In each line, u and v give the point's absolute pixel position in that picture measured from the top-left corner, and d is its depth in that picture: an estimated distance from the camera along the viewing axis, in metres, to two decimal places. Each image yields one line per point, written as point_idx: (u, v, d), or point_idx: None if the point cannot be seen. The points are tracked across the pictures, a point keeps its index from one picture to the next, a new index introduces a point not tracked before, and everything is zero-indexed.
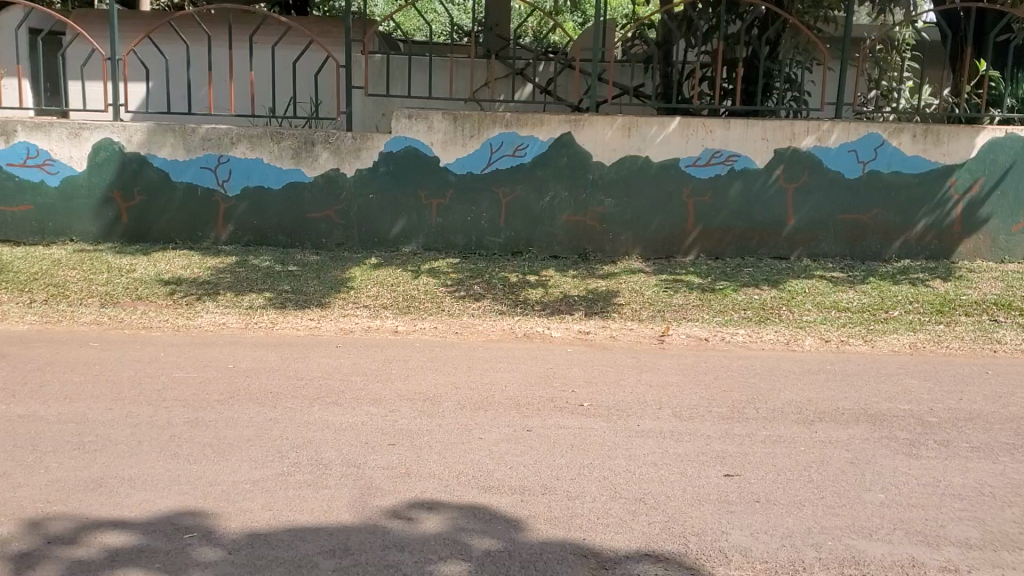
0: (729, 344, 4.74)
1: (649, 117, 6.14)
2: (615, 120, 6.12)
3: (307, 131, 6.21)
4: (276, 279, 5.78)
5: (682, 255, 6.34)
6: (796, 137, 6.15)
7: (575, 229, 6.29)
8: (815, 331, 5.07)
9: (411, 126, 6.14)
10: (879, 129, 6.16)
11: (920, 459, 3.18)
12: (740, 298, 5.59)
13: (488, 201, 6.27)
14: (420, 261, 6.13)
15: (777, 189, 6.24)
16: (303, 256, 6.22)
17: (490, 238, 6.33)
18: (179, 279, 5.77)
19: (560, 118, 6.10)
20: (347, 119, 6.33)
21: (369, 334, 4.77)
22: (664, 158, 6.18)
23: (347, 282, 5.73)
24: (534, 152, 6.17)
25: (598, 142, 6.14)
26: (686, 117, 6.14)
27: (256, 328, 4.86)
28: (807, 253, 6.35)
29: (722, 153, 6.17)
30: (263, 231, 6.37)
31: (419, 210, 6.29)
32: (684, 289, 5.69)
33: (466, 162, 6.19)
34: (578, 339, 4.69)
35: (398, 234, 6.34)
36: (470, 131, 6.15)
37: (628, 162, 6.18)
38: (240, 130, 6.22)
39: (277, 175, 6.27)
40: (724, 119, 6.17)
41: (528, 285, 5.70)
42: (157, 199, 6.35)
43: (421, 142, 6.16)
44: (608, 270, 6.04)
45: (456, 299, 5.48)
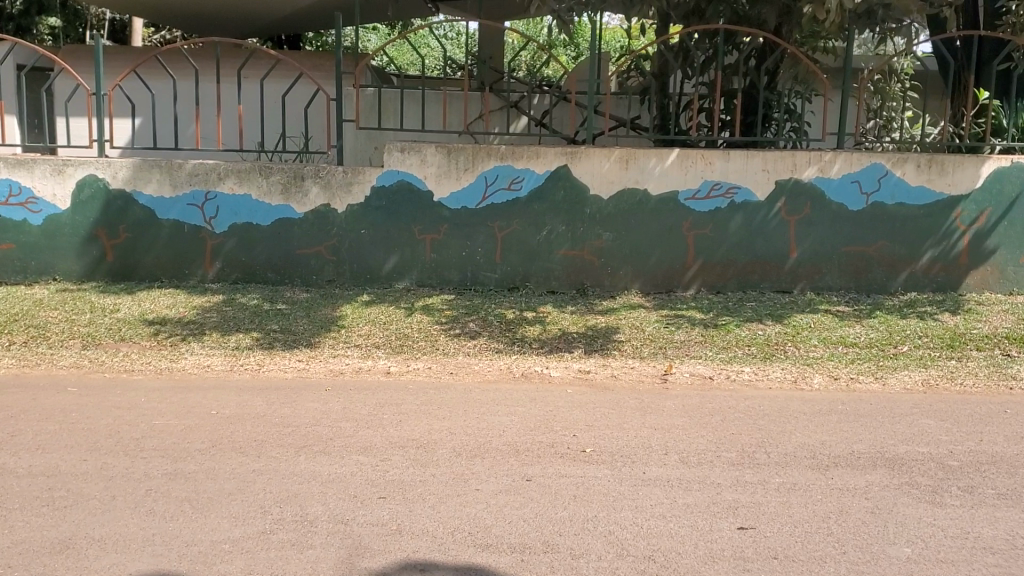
0: (735, 383, 4.55)
1: (646, 148, 6.00)
2: (612, 153, 5.98)
3: (297, 166, 6.06)
4: (265, 318, 5.59)
5: (683, 289, 6.17)
6: (798, 168, 6.01)
7: (572, 263, 6.13)
8: (823, 368, 4.89)
9: (404, 160, 5.99)
10: (882, 160, 6.03)
11: (944, 508, 2.99)
12: (744, 334, 5.41)
13: (483, 236, 6.11)
14: (414, 297, 5.96)
15: (779, 221, 6.09)
16: (293, 293, 6.04)
17: (485, 273, 6.16)
18: (164, 319, 5.59)
19: (557, 151, 5.96)
20: (338, 154, 6.19)
21: (360, 376, 4.57)
22: (663, 191, 6.03)
23: (338, 320, 5.56)
24: (530, 186, 6.02)
25: (595, 174, 6.00)
26: (684, 149, 6.00)
27: (243, 371, 4.67)
28: (810, 286, 6.19)
29: (722, 185, 6.02)
30: (252, 268, 6.20)
31: (412, 245, 6.13)
32: (685, 325, 5.52)
33: (461, 196, 6.04)
34: (578, 379, 4.50)
35: (390, 270, 6.17)
36: (464, 165, 6.00)
37: (627, 195, 6.03)
38: (228, 165, 6.07)
39: (266, 211, 6.11)
40: (723, 150, 6.03)
41: (525, 322, 5.52)
42: (143, 236, 6.18)
43: (413, 176, 6.01)
44: (607, 306, 5.87)
45: (451, 337, 5.30)
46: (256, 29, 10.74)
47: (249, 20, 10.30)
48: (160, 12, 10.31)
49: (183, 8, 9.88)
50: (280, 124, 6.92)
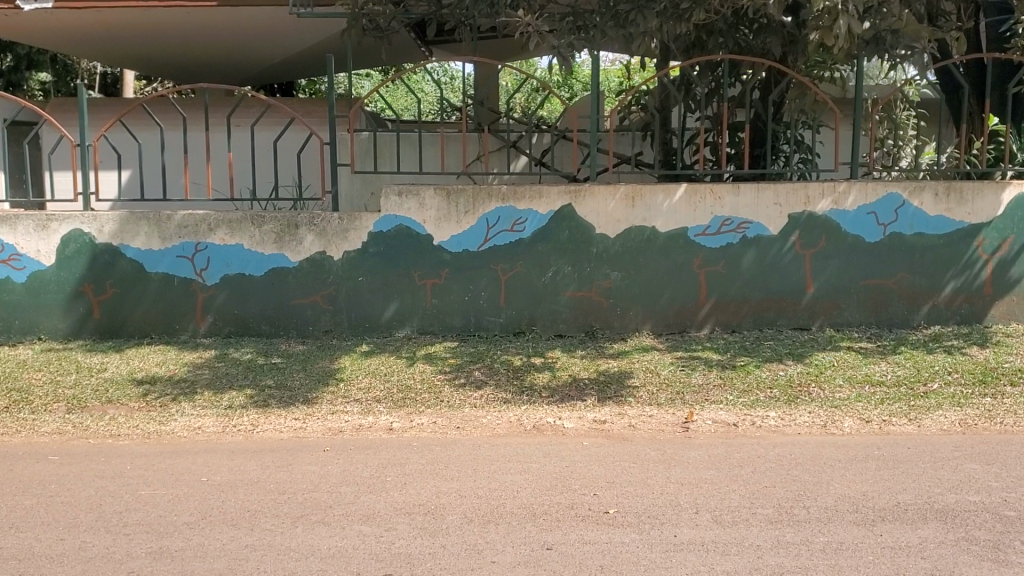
0: (760, 430, 4.26)
1: (653, 184, 5.77)
2: (618, 190, 5.75)
3: (290, 213, 5.82)
4: (260, 374, 5.32)
5: (696, 329, 5.91)
6: (812, 201, 5.78)
7: (580, 305, 5.88)
8: (852, 409, 4.61)
9: (402, 203, 5.75)
10: (899, 190, 5.80)
11: (1011, 567, 2.70)
12: (764, 375, 5.14)
13: (485, 280, 5.85)
14: (415, 346, 5.69)
15: (794, 255, 5.85)
16: (289, 346, 5.77)
17: (489, 318, 5.90)
18: (154, 377, 5.31)
19: (560, 190, 5.73)
20: (332, 199, 5.95)
21: (361, 434, 4.29)
22: (672, 228, 5.79)
23: (336, 373, 5.28)
24: (533, 226, 5.78)
25: (601, 213, 5.76)
26: (693, 184, 5.77)
27: (236, 433, 4.39)
28: (829, 323, 5.93)
29: (733, 221, 5.78)
30: (246, 320, 5.94)
31: (412, 292, 5.87)
32: (702, 367, 5.24)
33: (462, 240, 5.79)
34: (594, 431, 4.22)
35: (390, 318, 5.90)
36: (464, 208, 5.76)
37: (634, 233, 5.79)
38: (219, 215, 5.83)
39: (259, 261, 5.86)
40: (733, 184, 5.80)
41: (533, 369, 5.25)
42: (131, 291, 5.92)
43: (412, 220, 5.77)
44: (618, 349, 5.60)
45: (456, 388, 5.02)
46: (248, 77, 10.59)
47: (240, 68, 10.14)
48: (149, 63, 10.15)
49: (173, 58, 9.72)
50: (273, 172, 6.70)
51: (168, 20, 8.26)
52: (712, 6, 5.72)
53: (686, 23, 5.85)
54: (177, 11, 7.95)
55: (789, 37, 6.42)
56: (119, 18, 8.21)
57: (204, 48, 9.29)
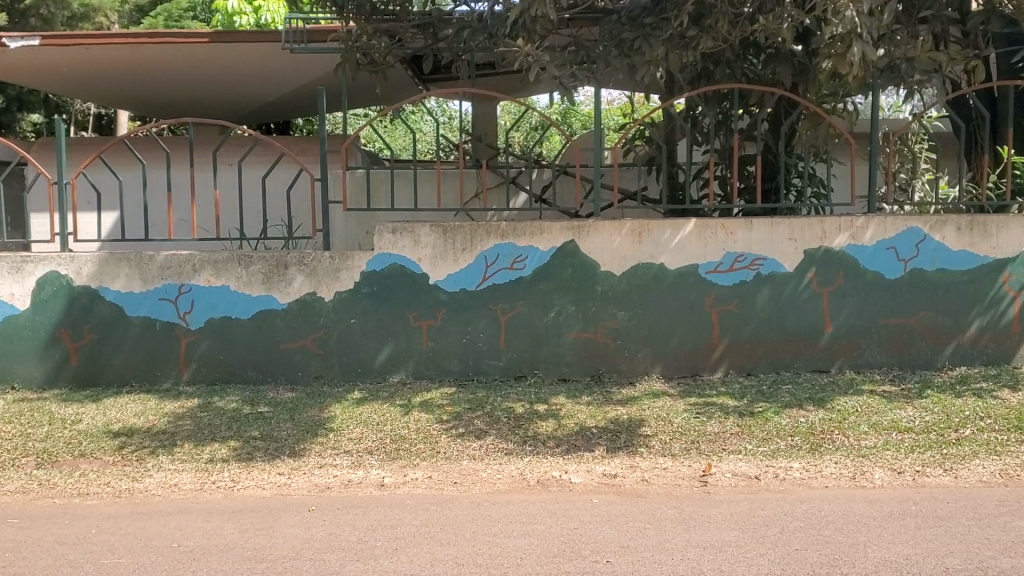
0: (784, 483, 3.92)
1: (661, 219, 5.48)
2: (623, 225, 5.45)
3: (279, 252, 5.51)
4: (244, 424, 4.98)
5: (708, 372, 5.59)
6: (828, 236, 5.49)
7: (584, 347, 5.56)
8: (881, 459, 4.27)
9: (396, 242, 5.46)
10: (920, 224, 5.51)
11: None
12: (783, 423, 4.81)
13: (485, 321, 5.54)
14: (411, 392, 5.36)
15: (811, 293, 5.54)
16: (277, 394, 5.44)
17: (489, 362, 5.58)
18: (131, 429, 4.97)
19: (562, 226, 5.44)
20: (324, 238, 5.65)
21: (350, 491, 3.95)
22: (681, 264, 5.49)
23: (325, 423, 4.94)
24: (535, 264, 5.47)
25: (606, 249, 5.47)
26: (702, 219, 5.48)
27: (215, 490, 4.05)
28: (849, 364, 5.60)
29: (746, 256, 5.49)
30: (232, 366, 5.61)
31: (407, 334, 5.56)
32: (716, 414, 4.91)
33: (460, 279, 5.49)
34: (604, 487, 3.88)
35: (384, 362, 5.58)
36: (462, 245, 5.47)
37: (641, 271, 5.49)
38: (203, 255, 5.52)
39: (246, 303, 5.54)
40: (745, 219, 5.51)
41: (537, 417, 4.91)
42: (111, 336, 5.61)
43: (407, 259, 5.47)
44: (626, 394, 5.27)
45: (454, 438, 4.68)
46: (241, 116, 10.36)
47: (232, 107, 9.92)
48: (140, 102, 9.92)
49: (164, 97, 9.50)
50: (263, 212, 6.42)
51: (158, 57, 8.03)
52: (720, 34, 5.48)
53: (693, 51, 5.60)
54: (167, 47, 7.72)
55: (799, 66, 6.18)
56: (107, 55, 7.99)
57: (196, 86, 9.07)
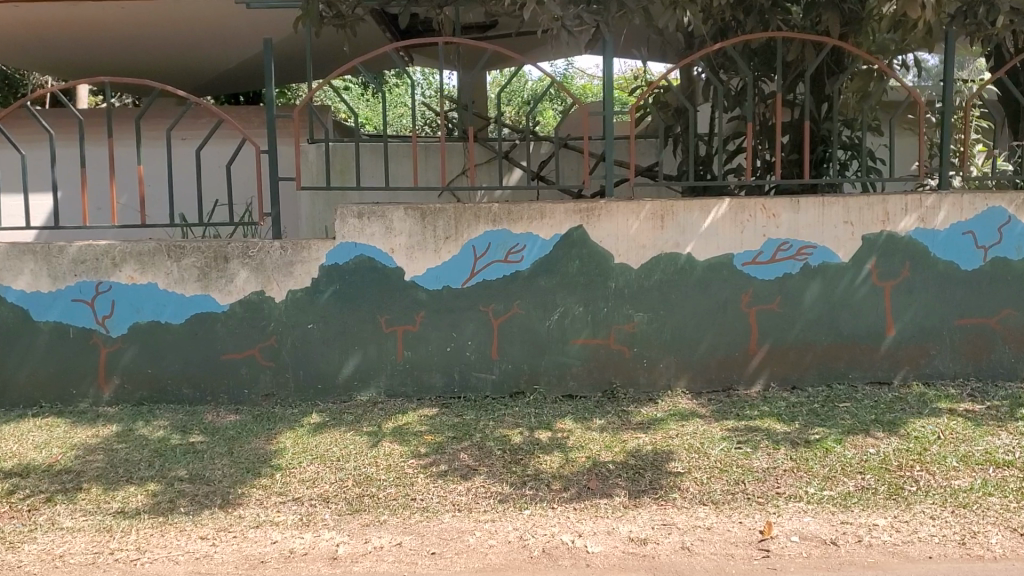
0: (873, 554, 2.93)
1: (687, 200, 4.46)
2: (642, 208, 4.43)
3: (218, 242, 4.48)
4: (170, 462, 3.95)
5: (745, 386, 4.58)
6: (892, 218, 4.49)
7: (594, 357, 4.54)
8: (989, 511, 3.26)
9: (362, 228, 4.44)
10: (1003, 202, 4.52)
11: None
12: (849, 455, 3.81)
13: (474, 326, 4.53)
14: (383, 415, 4.34)
15: (870, 289, 4.55)
16: (217, 419, 4.42)
17: (479, 376, 4.57)
18: (26, 467, 3.92)
19: (568, 209, 4.42)
20: (274, 225, 4.62)
21: (290, 570, 2.94)
22: (712, 255, 4.47)
23: (272, 459, 3.93)
24: (533, 255, 4.46)
25: (621, 237, 4.45)
26: (738, 198, 4.46)
27: (111, 566, 3.03)
28: (915, 374, 4.62)
29: (792, 245, 4.48)
30: (163, 382, 4.59)
31: (377, 341, 4.55)
32: (764, 444, 3.90)
33: (442, 274, 4.47)
34: (634, 564, 2.87)
35: (350, 376, 4.57)
36: (444, 233, 4.44)
37: (664, 263, 4.48)
38: (125, 246, 4.48)
39: (178, 305, 4.52)
40: (790, 198, 4.50)
41: (538, 448, 3.89)
42: (15, 347, 4.57)
43: (376, 249, 4.45)
44: (647, 415, 4.26)
45: (434, 480, 3.68)
46: (201, 85, 9.26)
47: (190, 75, 8.83)
48: (85, 69, 8.81)
49: (110, 66, 8.40)
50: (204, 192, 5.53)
51: (96, 18, 6.94)
52: None
53: None
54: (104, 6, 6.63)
55: (848, 13, 5.15)
56: (37, 18, 6.89)
57: (145, 52, 7.98)
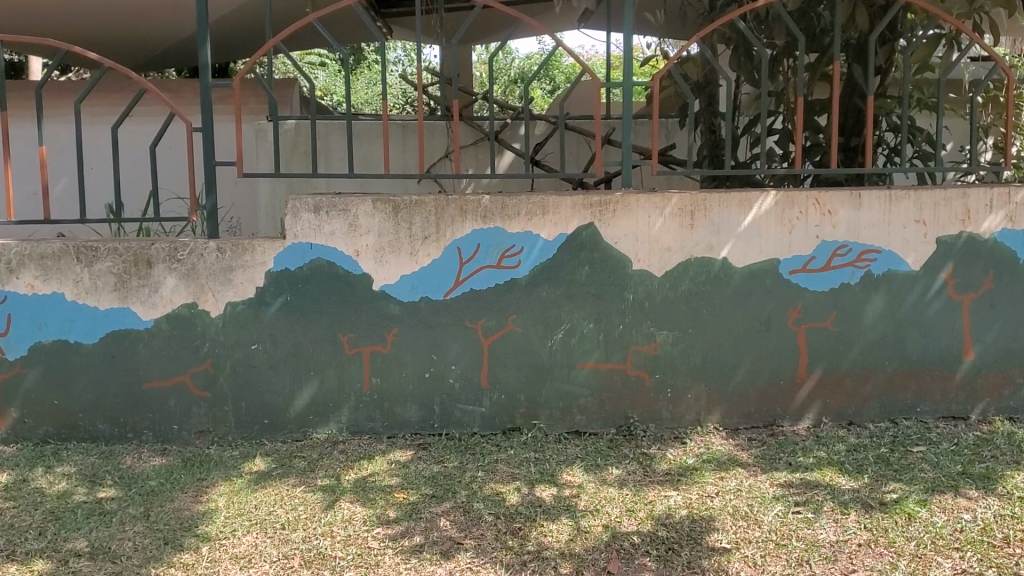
0: None
1: (724, 193, 3.60)
2: (669, 203, 3.57)
3: (141, 242, 3.59)
4: (66, 528, 3.05)
5: (791, 422, 3.74)
6: (974, 218, 3.66)
7: (607, 386, 3.69)
8: None
9: (321, 226, 3.56)
10: None
11: None
12: (940, 523, 2.96)
13: (459, 347, 3.65)
14: (345, 461, 3.47)
15: (944, 304, 3.72)
16: (137, 465, 3.54)
17: (464, 409, 3.70)
18: None
19: (576, 202, 3.56)
20: (210, 223, 3.71)
21: None
22: (754, 261, 3.62)
23: (199, 524, 3.05)
24: (531, 260, 3.60)
25: (641, 238, 3.59)
26: (786, 190, 3.61)
27: None
28: (997, 408, 3.80)
29: (852, 249, 3.64)
30: (73, 416, 3.70)
31: (338, 367, 3.67)
32: (830, 508, 3.05)
33: (419, 282, 3.60)
34: None
35: (305, 409, 3.69)
36: (421, 232, 3.57)
37: (694, 271, 3.62)
38: (23, 246, 3.57)
39: (90, 322, 3.63)
40: (849, 190, 3.65)
41: (540, 513, 3.02)
42: None
43: (337, 252, 3.58)
44: (676, 463, 3.40)
45: (406, 558, 2.80)
46: (156, 56, 8.32)
47: (138, 45, 7.86)
48: None
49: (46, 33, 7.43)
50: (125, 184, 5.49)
51: None
52: None
53: None
54: None
55: None
56: None
57: (86, 19, 7.01)
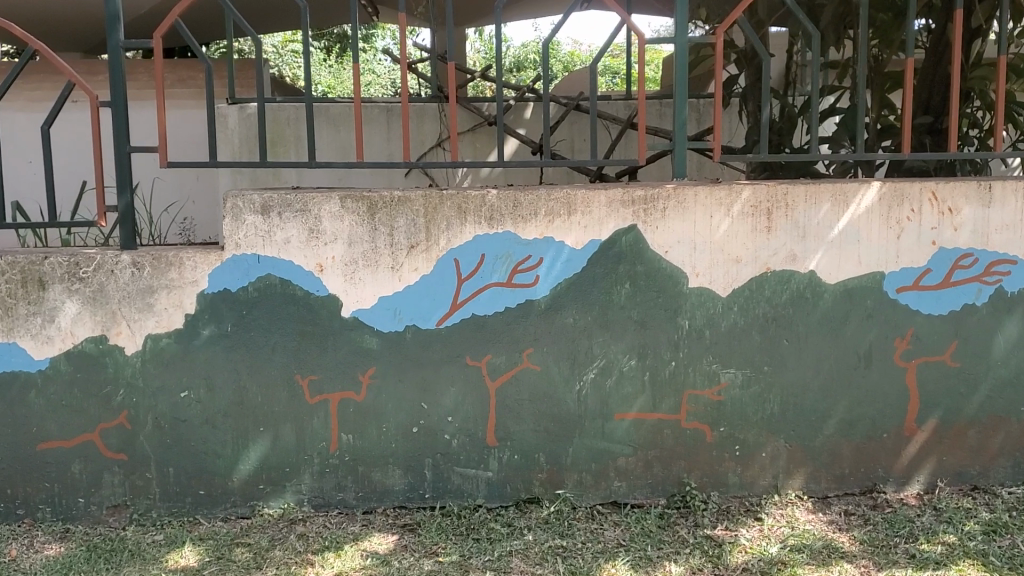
0: None
1: (813, 186, 2.69)
2: (739, 199, 2.67)
3: (30, 254, 2.66)
4: None
5: (897, 487, 2.85)
6: None
7: (656, 442, 2.78)
8: None
9: (272, 231, 2.64)
10: None
11: None
12: None
13: (458, 393, 2.74)
14: (304, 551, 2.55)
15: None
16: (24, 557, 2.61)
17: (464, 474, 2.78)
18: None
19: (615, 197, 2.65)
20: (122, 231, 2.75)
21: None
22: (850, 275, 2.72)
23: None
24: (552, 274, 2.69)
25: (700, 245, 2.68)
26: (894, 181, 2.71)
27: None
28: None
29: (978, 258, 2.74)
30: None
31: (298, 420, 2.75)
32: None
33: (404, 306, 2.69)
34: None
35: (256, 475, 2.78)
36: (405, 240, 2.65)
37: (770, 291, 2.72)
38: None
39: None
40: (975, 181, 2.75)
41: None
42: None
43: (293, 266, 2.66)
44: (754, 554, 2.49)
45: None
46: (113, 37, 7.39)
47: (91, 27, 6.94)
48: None
49: None
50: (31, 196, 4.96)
51: None
52: None
53: None
54: None
55: None
56: None
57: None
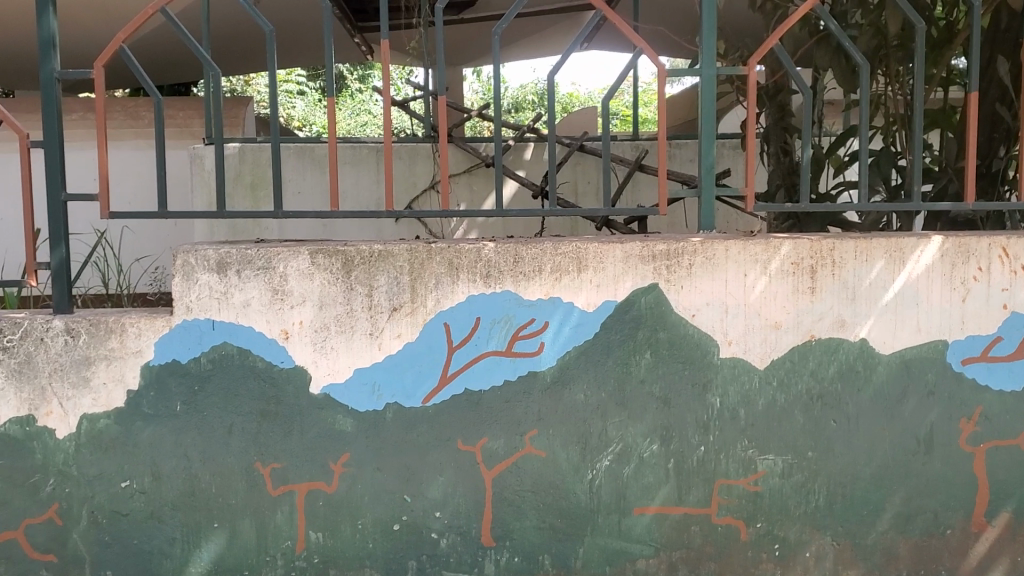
0: None
1: (865, 239, 2.30)
2: (778, 254, 2.27)
3: None
4: None
5: None
6: None
7: (682, 540, 2.36)
8: None
9: (230, 291, 2.24)
10: None
11: None
12: None
13: (448, 482, 2.33)
14: None
15: None
16: None
17: None
18: None
19: (634, 251, 2.25)
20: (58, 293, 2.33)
21: None
22: (908, 343, 2.32)
23: None
24: (557, 340, 2.29)
25: (732, 308, 2.29)
26: (958, 233, 2.32)
27: None
28: None
29: None
30: None
31: (259, 515, 2.33)
32: None
33: (385, 380, 2.28)
34: None
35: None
36: (386, 301, 2.26)
37: (815, 362, 2.32)
38: None
39: None
40: None
41: None
42: None
43: (254, 334, 2.26)
44: None
45: None
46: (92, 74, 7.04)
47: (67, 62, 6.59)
48: None
49: None
50: None
51: None
52: None
53: None
54: None
55: None
56: None
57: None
